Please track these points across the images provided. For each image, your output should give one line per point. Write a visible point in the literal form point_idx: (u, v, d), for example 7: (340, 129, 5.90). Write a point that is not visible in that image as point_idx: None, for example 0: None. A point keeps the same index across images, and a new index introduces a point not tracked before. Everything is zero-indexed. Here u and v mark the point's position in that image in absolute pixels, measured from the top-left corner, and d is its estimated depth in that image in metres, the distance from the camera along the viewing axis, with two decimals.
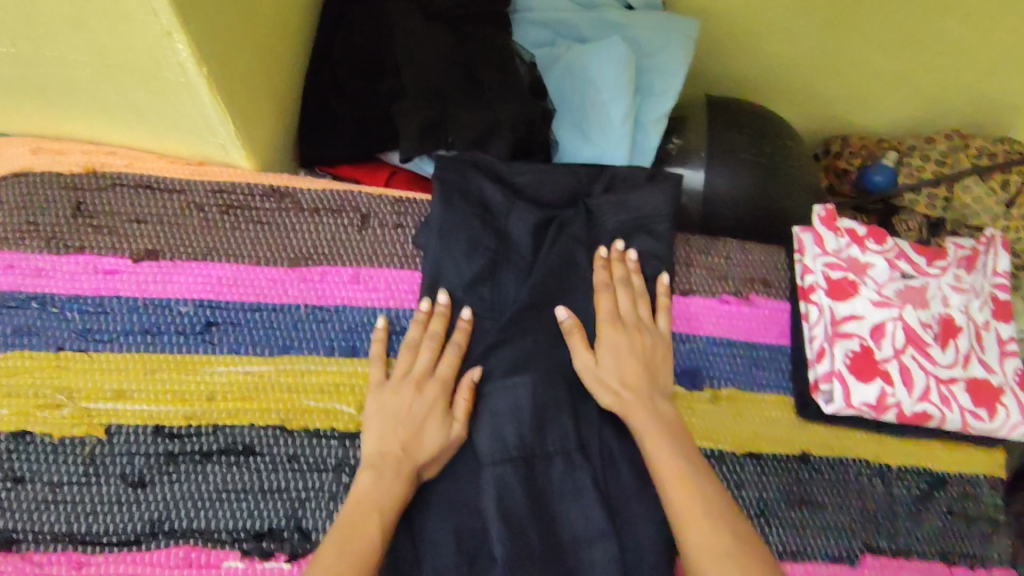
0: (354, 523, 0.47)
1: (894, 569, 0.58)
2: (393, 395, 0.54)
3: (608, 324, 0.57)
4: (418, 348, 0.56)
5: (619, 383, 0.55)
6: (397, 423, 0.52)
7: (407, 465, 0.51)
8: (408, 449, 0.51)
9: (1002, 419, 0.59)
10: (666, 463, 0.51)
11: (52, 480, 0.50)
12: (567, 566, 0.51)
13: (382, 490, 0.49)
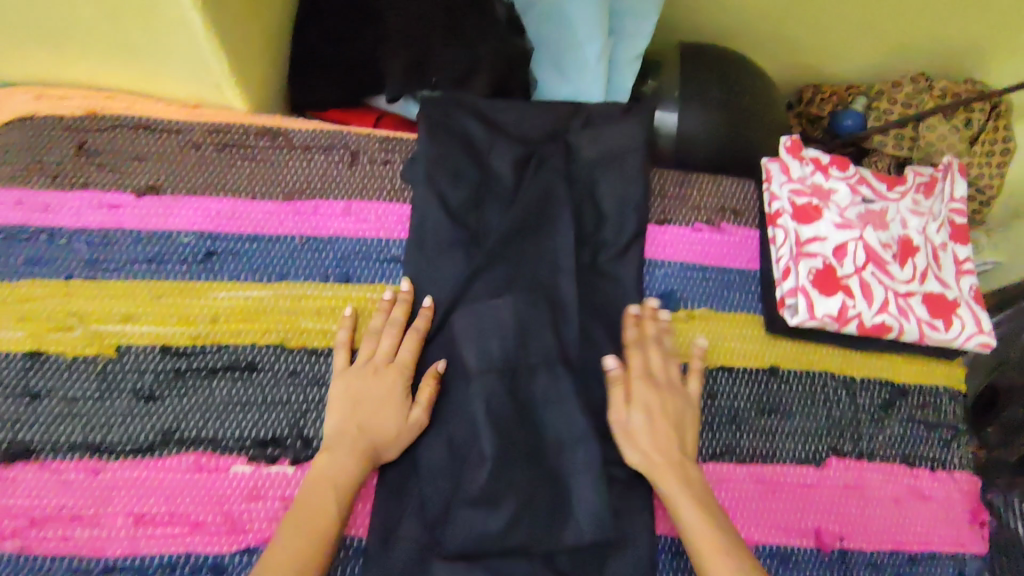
0: (309, 503, 0.50)
1: (858, 470, 0.62)
2: (354, 378, 0.55)
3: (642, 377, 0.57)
4: (379, 334, 0.57)
5: (651, 445, 0.55)
6: (355, 404, 0.54)
7: (362, 444, 0.52)
8: (365, 433, 0.53)
9: (957, 330, 0.63)
10: (691, 518, 0.52)
11: (67, 395, 0.54)
12: (551, 466, 0.55)
13: (338, 470, 0.51)
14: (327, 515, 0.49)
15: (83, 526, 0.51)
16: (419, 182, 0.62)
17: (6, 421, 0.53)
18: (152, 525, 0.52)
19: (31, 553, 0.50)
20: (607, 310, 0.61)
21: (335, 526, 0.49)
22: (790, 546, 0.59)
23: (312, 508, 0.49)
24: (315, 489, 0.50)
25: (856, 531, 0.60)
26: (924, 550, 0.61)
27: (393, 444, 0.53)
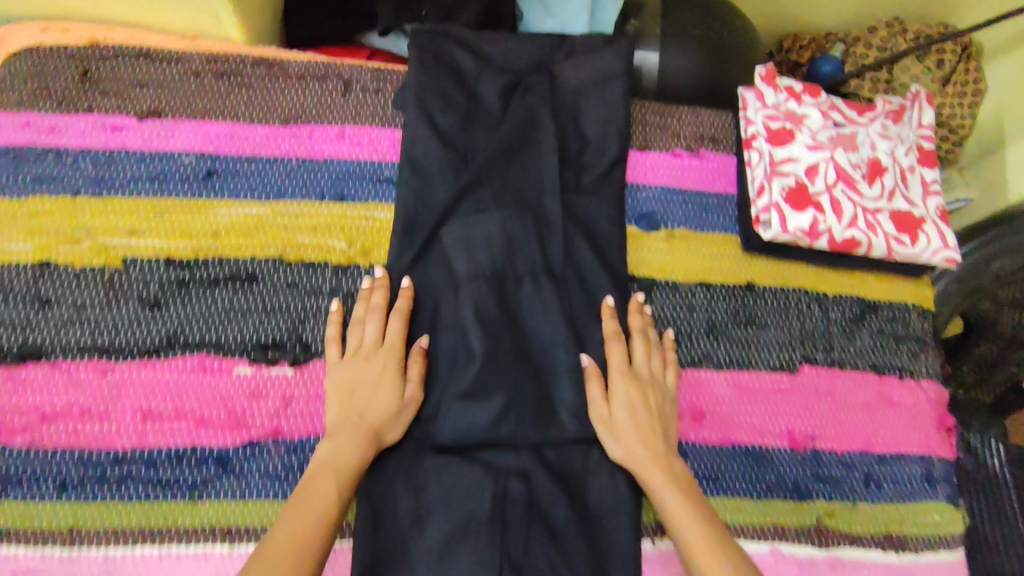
0: (312, 486, 0.48)
1: (830, 377, 0.66)
2: (344, 370, 0.55)
3: (618, 367, 0.58)
4: (365, 322, 0.57)
5: (636, 437, 0.55)
6: (352, 392, 0.54)
7: (362, 428, 0.52)
8: (365, 419, 0.53)
9: (923, 244, 0.66)
10: (678, 510, 0.52)
11: (75, 302, 0.56)
12: (536, 366, 0.58)
13: (341, 453, 0.50)
14: (332, 496, 0.47)
15: (92, 421, 0.54)
16: (410, 107, 0.64)
17: (17, 325, 0.55)
18: (159, 421, 0.55)
19: (42, 447, 0.53)
20: (590, 227, 0.64)
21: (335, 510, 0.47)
22: (764, 446, 0.62)
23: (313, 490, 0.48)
24: (320, 472, 0.49)
25: (828, 433, 0.64)
26: (893, 452, 0.65)
27: (395, 425, 0.54)
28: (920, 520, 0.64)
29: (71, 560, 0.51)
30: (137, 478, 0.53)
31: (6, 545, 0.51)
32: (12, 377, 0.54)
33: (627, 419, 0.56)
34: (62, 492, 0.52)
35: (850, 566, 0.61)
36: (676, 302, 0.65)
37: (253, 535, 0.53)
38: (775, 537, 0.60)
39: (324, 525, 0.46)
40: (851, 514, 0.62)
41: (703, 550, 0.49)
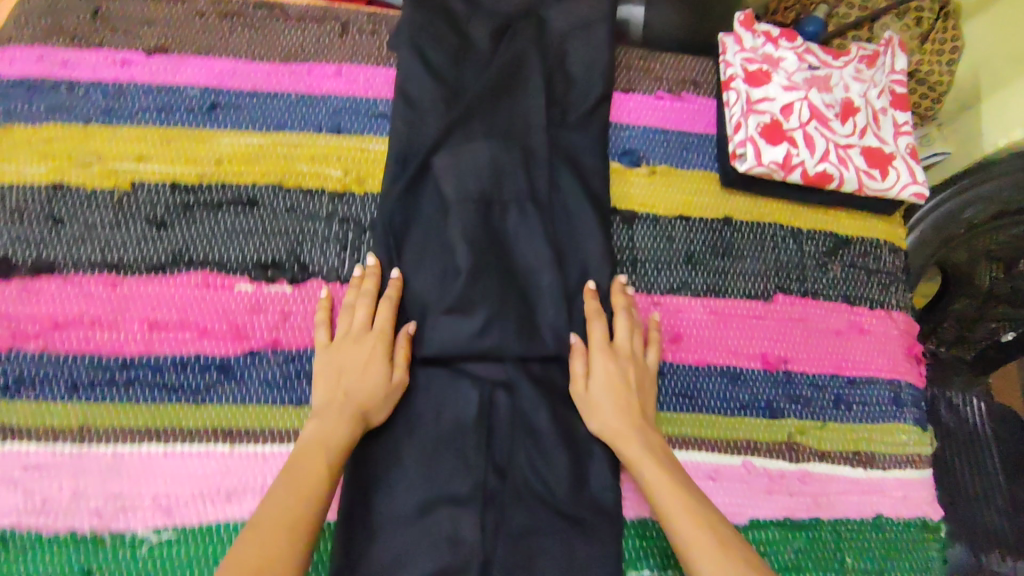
0: (301, 462, 0.49)
1: (803, 306, 0.69)
2: (334, 350, 0.56)
3: (604, 350, 0.59)
4: (354, 308, 0.58)
5: (612, 416, 0.57)
6: (340, 373, 0.55)
7: (349, 408, 0.53)
8: (351, 400, 0.54)
9: (893, 179, 0.69)
10: (655, 483, 0.52)
11: (86, 221, 0.60)
12: (522, 287, 0.62)
13: (329, 431, 0.51)
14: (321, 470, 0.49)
15: (102, 329, 0.57)
16: (403, 45, 0.67)
17: (30, 241, 0.59)
18: (165, 330, 0.58)
19: (55, 352, 0.56)
20: (576, 160, 0.67)
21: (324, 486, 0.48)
22: (738, 366, 0.66)
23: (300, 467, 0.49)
24: (307, 450, 0.50)
25: (799, 356, 0.67)
26: (862, 376, 0.68)
27: (380, 406, 0.55)
28: (887, 440, 0.67)
29: (82, 456, 0.54)
30: (145, 382, 0.57)
31: (21, 441, 0.54)
32: (27, 288, 0.58)
33: (609, 399, 0.57)
34: (73, 393, 0.56)
35: (819, 480, 0.64)
36: (657, 233, 0.69)
37: (253, 436, 0.57)
38: (747, 451, 0.63)
39: (311, 500, 0.47)
40: (821, 432, 0.65)
41: (683, 526, 0.49)
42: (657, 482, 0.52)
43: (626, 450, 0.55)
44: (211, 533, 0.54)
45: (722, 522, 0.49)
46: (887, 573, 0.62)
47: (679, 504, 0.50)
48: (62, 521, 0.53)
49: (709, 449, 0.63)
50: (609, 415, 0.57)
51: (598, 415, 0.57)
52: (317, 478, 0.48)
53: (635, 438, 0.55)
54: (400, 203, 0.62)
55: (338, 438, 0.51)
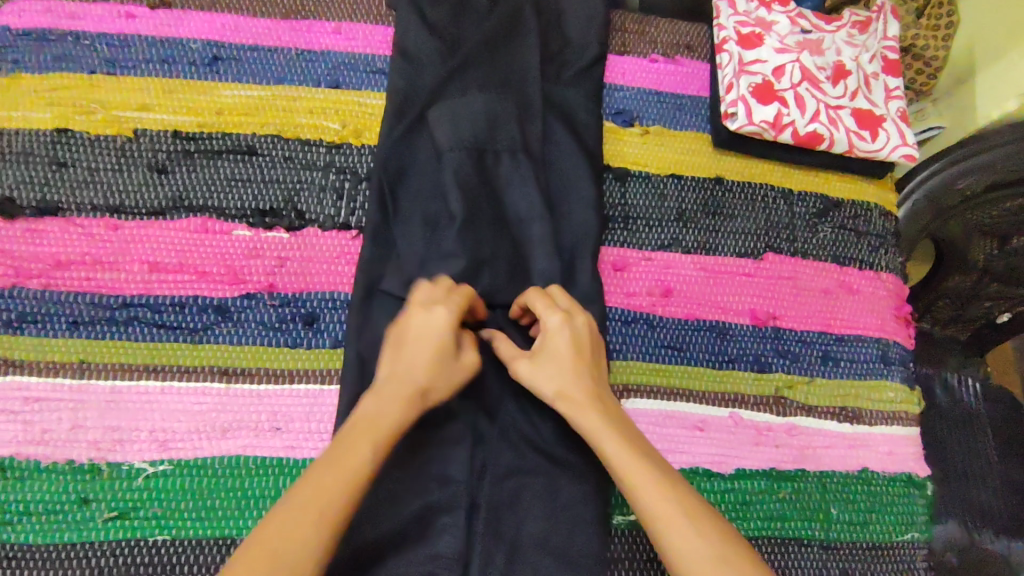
0: (343, 450, 0.45)
1: (792, 265, 0.70)
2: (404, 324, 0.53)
3: (550, 317, 0.55)
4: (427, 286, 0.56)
5: (565, 384, 0.52)
6: (407, 348, 0.52)
7: (411, 386, 0.50)
8: (414, 380, 0.50)
9: (883, 141, 0.70)
10: (614, 451, 0.48)
11: (89, 166, 0.61)
12: (513, 237, 0.63)
13: (382, 417, 0.48)
14: (365, 459, 0.45)
15: (103, 270, 0.59)
16: (401, 3, 0.69)
17: (35, 183, 0.60)
18: (164, 272, 0.59)
19: (57, 290, 0.58)
20: (569, 118, 0.69)
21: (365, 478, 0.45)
22: (726, 321, 0.67)
23: (348, 457, 0.45)
24: (358, 429, 0.47)
25: (787, 313, 0.68)
26: (850, 334, 0.69)
27: (445, 384, 0.52)
28: (875, 396, 0.67)
29: (81, 389, 0.56)
30: (143, 320, 0.58)
31: (22, 373, 0.55)
32: (32, 229, 0.59)
33: (555, 367, 0.53)
34: (74, 329, 0.57)
35: (806, 433, 0.64)
36: (649, 190, 0.70)
37: (248, 375, 0.58)
38: (734, 403, 0.64)
39: (352, 492, 0.43)
40: (809, 387, 0.66)
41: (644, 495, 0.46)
42: (620, 454, 0.48)
43: (580, 419, 0.51)
44: (207, 466, 0.55)
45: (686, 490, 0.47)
46: (873, 525, 0.63)
47: (648, 478, 0.46)
48: (62, 452, 0.54)
49: (697, 400, 0.64)
50: (560, 383, 0.52)
51: (542, 383, 0.53)
52: (363, 471, 0.45)
53: (588, 404, 0.51)
54: (394, 152, 0.64)
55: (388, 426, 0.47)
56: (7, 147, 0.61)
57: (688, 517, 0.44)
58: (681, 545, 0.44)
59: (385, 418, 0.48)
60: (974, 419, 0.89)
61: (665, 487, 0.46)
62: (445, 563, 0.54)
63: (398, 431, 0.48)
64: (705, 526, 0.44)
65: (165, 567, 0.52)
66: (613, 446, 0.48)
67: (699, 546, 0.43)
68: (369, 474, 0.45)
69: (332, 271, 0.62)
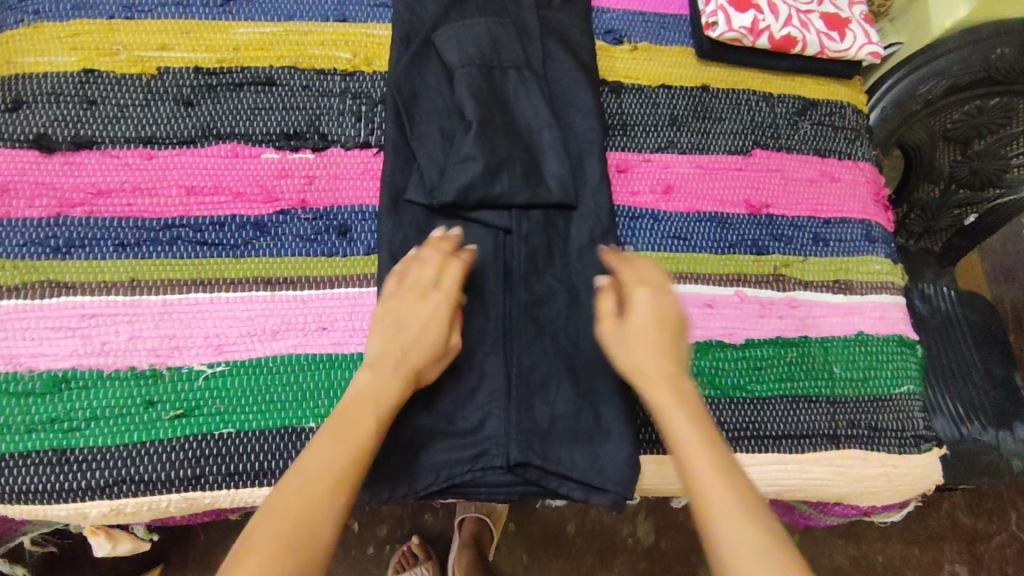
0: (350, 413, 0.49)
1: (779, 159, 0.75)
2: (403, 302, 0.55)
3: (664, 280, 0.57)
4: (427, 267, 0.57)
5: (643, 345, 0.53)
6: (397, 325, 0.54)
7: (405, 363, 0.53)
8: (408, 353, 0.53)
9: (850, 41, 0.76)
10: (670, 411, 0.50)
11: (118, 103, 0.65)
12: (524, 141, 0.67)
13: (382, 384, 0.51)
14: (367, 430, 0.48)
15: (142, 196, 0.62)
16: None
17: (67, 120, 0.63)
18: (200, 195, 0.63)
19: (99, 216, 0.61)
20: (565, 35, 0.73)
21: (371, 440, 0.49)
22: (724, 212, 0.72)
23: (352, 423, 0.49)
24: (358, 405, 0.50)
25: (779, 201, 0.74)
26: (836, 217, 0.74)
27: (437, 354, 0.54)
28: (863, 270, 0.73)
29: (134, 304, 0.59)
30: (186, 239, 0.61)
31: (75, 294, 0.58)
32: (69, 162, 0.62)
33: (641, 334, 0.53)
34: (120, 251, 0.60)
35: (806, 304, 0.70)
36: (643, 100, 0.75)
37: (292, 283, 0.62)
38: (739, 282, 0.70)
39: (358, 453, 0.47)
40: (804, 264, 0.72)
41: (691, 454, 0.47)
42: (682, 430, 0.48)
43: (657, 392, 0.51)
44: (262, 366, 0.59)
45: (730, 456, 0.48)
46: (872, 383, 0.69)
47: (694, 440, 0.48)
48: (122, 360, 0.57)
49: (705, 282, 0.69)
50: (634, 348, 0.53)
51: (631, 344, 0.53)
52: (365, 434, 0.48)
53: (662, 367, 0.52)
54: (407, 75, 0.67)
55: (388, 398, 0.51)
56: (37, 89, 0.64)
57: (734, 496, 0.45)
58: (721, 527, 0.44)
59: (387, 389, 0.51)
60: (949, 313, 0.96)
61: (722, 470, 0.46)
62: (495, 442, 0.59)
63: (394, 403, 0.51)
64: (752, 513, 0.44)
65: (232, 455, 0.56)
66: (686, 407, 0.50)
67: (734, 527, 0.43)
68: (374, 436, 0.49)
69: (359, 186, 0.66)
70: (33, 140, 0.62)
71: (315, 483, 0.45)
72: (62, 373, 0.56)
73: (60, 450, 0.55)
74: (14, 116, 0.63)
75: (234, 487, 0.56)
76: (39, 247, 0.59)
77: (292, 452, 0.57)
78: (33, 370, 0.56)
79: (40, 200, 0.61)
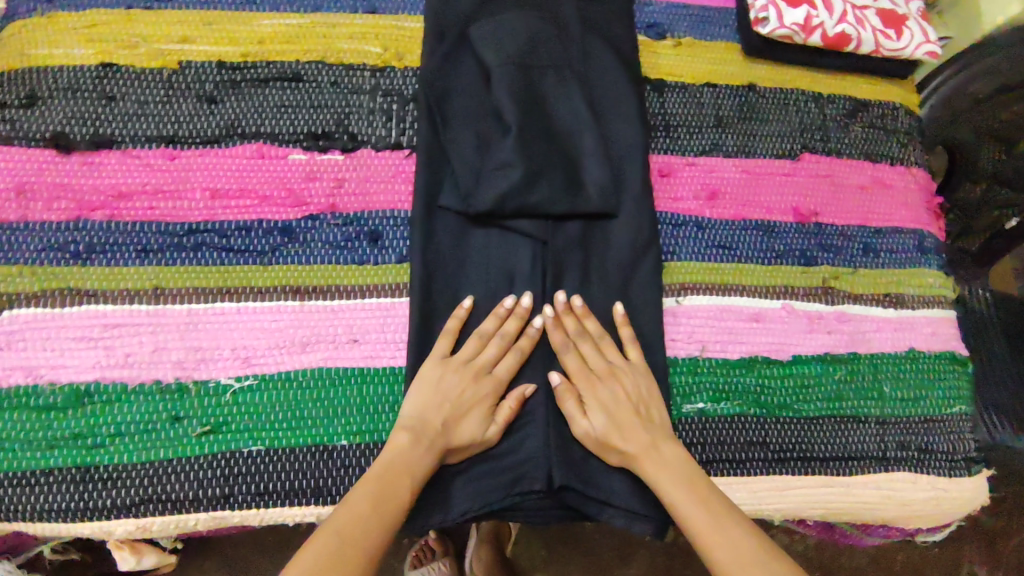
0: (389, 481, 0.50)
1: (828, 164, 0.71)
2: (451, 374, 0.56)
3: (611, 349, 0.59)
4: (488, 339, 0.58)
5: (618, 438, 0.55)
6: (444, 400, 0.55)
7: (441, 445, 0.53)
8: (448, 433, 0.54)
9: (908, 39, 0.71)
10: (668, 492, 0.52)
11: (139, 99, 0.61)
12: (564, 145, 0.63)
13: (415, 458, 0.52)
14: (400, 500, 0.50)
15: (165, 199, 0.59)
16: None
17: (86, 118, 0.60)
18: (225, 199, 0.60)
19: (121, 220, 0.58)
20: (607, 29, 0.69)
21: (400, 514, 0.50)
22: (772, 220, 0.69)
23: (392, 493, 0.50)
24: (396, 474, 0.51)
25: (828, 209, 0.70)
26: (887, 226, 0.71)
27: (470, 441, 0.54)
28: (915, 282, 0.69)
29: (158, 314, 0.56)
30: (211, 246, 0.59)
31: (97, 303, 0.56)
32: (89, 162, 0.59)
33: (611, 429, 0.55)
34: (144, 257, 0.58)
35: (855, 319, 0.67)
36: (687, 99, 0.71)
37: (322, 292, 0.59)
38: (787, 295, 0.66)
39: (388, 525, 0.48)
40: (853, 277, 0.68)
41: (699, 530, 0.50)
42: (685, 509, 0.51)
43: (653, 479, 0.53)
44: (291, 380, 0.56)
45: (736, 516, 0.52)
46: (922, 402, 0.66)
47: (698, 516, 0.51)
48: (147, 374, 0.55)
49: (751, 294, 0.66)
50: (614, 444, 0.55)
51: (609, 438, 0.55)
52: (398, 505, 0.50)
53: (649, 451, 0.54)
54: (439, 72, 0.64)
55: (422, 472, 0.52)
56: (53, 83, 0.61)
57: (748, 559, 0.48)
58: None
59: (421, 465, 0.52)
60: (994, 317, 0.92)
61: (729, 539, 0.50)
62: (533, 464, 0.56)
63: (421, 483, 0.51)
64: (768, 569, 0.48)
65: (262, 474, 0.54)
66: (669, 484, 0.53)
67: None
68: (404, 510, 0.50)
69: (391, 189, 0.63)
70: (51, 139, 0.59)
71: (347, 554, 0.46)
72: (84, 387, 0.54)
73: (83, 468, 0.53)
74: (30, 113, 0.60)
75: (264, 506, 0.54)
76: (59, 253, 0.57)
77: (323, 471, 0.54)
78: (55, 384, 0.54)
79: (60, 202, 0.58)
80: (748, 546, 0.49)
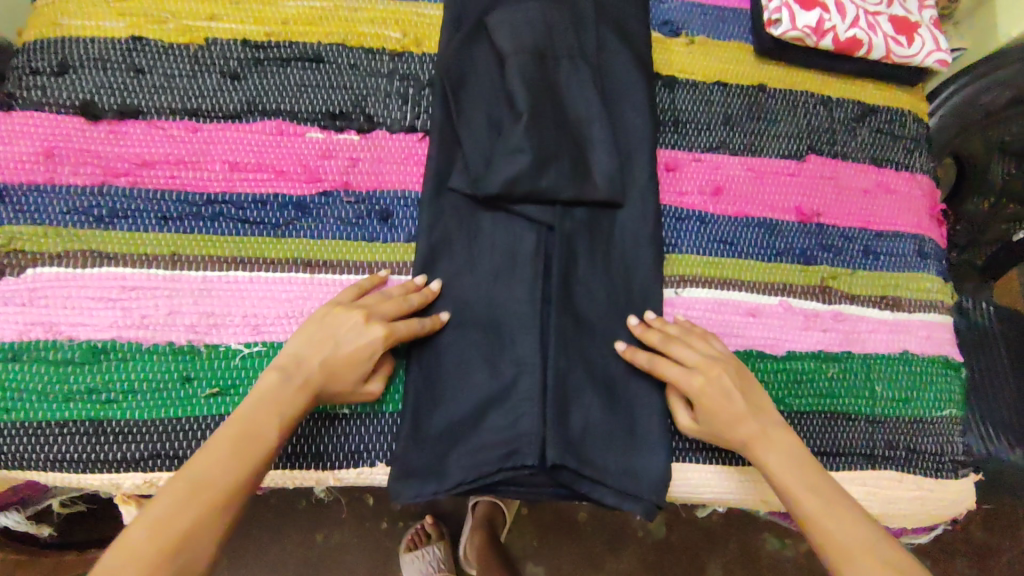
0: (256, 421, 0.50)
1: (833, 166, 0.73)
2: (343, 316, 0.55)
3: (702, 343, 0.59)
4: (388, 298, 0.58)
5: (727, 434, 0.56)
6: (329, 339, 0.54)
7: (315, 387, 0.53)
8: (325, 374, 0.54)
9: (918, 47, 0.72)
10: (784, 481, 0.54)
11: (166, 73, 0.64)
12: (573, 134, 0.65)
13: (285, 397, 0.52)
14: (268, 440, 0.50)
15: (185, 169, 0.62)
16: None
17: (114, 88, 0.63)
18: (244, 171, 0.62)
19: (144, 187, 0.61)
20: (622, 24, 0.70)
21: (263, 458, 0.50)
22: (774, 219, 0.70)
23: (259, 438, 0.50)
24: (264, 411, 0.51)
25: (831, 211, 0.71)
26: (889, 230, 0.72)
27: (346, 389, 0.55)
28: (914, 285, 0.71)
29: (174, 278, 0.59)
30: (228, 216, 0.61)
31: (116, 265, 0.58)
32: (115, 131, 0.62)
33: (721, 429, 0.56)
34: (163, 224, 0.60)
35: (851, 318, 0.68)
36: (697, 97, 0.72)
37: (331, 266, 0.61)
38: (785, 292, 0.68)
39: (245, 473, 0.48)
40: (853, 277, 0.70)
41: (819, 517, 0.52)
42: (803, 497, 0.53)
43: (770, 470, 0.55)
44: None
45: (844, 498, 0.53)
46: (913, 403, 0.67)
47: (814, 503, 0.53)
48: (161, 335, 0.57)
49: (749, 289, 0.67)
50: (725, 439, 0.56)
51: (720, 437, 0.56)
52: (262, 451, 0.50)
53: (763, 441, 0.56)
54: (455, 58, 0.65)
55: (290, 416, 0.52)
56: (84, 54, 0.63)
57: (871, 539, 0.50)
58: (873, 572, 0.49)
59: (291, 407, 0.52)
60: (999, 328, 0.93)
61: (850, 520, 0.51)
62: (527, 442, 0.57)
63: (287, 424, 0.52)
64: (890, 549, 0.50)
65: None
66: (784, 472, 0.54)
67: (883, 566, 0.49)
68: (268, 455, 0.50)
69: (404, 171, 0.65)
70: (80, 107, 0.62)
71: (192, 502, 0.46)
72: (101, 344, 0.56)
73: (96, 421, 0.55)
74: (61, 81, 0.62)
75: None
76: (83, 217, 0.59)
77: None
78: (73, 340, 0.56)
79: (86, 167, 0.60)
80: (866, 528, 0.51)
